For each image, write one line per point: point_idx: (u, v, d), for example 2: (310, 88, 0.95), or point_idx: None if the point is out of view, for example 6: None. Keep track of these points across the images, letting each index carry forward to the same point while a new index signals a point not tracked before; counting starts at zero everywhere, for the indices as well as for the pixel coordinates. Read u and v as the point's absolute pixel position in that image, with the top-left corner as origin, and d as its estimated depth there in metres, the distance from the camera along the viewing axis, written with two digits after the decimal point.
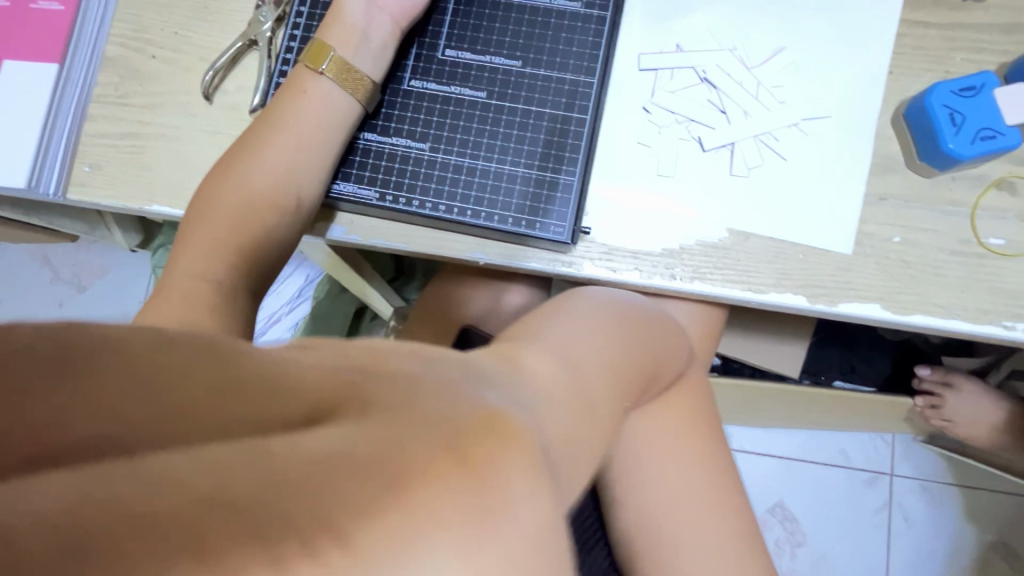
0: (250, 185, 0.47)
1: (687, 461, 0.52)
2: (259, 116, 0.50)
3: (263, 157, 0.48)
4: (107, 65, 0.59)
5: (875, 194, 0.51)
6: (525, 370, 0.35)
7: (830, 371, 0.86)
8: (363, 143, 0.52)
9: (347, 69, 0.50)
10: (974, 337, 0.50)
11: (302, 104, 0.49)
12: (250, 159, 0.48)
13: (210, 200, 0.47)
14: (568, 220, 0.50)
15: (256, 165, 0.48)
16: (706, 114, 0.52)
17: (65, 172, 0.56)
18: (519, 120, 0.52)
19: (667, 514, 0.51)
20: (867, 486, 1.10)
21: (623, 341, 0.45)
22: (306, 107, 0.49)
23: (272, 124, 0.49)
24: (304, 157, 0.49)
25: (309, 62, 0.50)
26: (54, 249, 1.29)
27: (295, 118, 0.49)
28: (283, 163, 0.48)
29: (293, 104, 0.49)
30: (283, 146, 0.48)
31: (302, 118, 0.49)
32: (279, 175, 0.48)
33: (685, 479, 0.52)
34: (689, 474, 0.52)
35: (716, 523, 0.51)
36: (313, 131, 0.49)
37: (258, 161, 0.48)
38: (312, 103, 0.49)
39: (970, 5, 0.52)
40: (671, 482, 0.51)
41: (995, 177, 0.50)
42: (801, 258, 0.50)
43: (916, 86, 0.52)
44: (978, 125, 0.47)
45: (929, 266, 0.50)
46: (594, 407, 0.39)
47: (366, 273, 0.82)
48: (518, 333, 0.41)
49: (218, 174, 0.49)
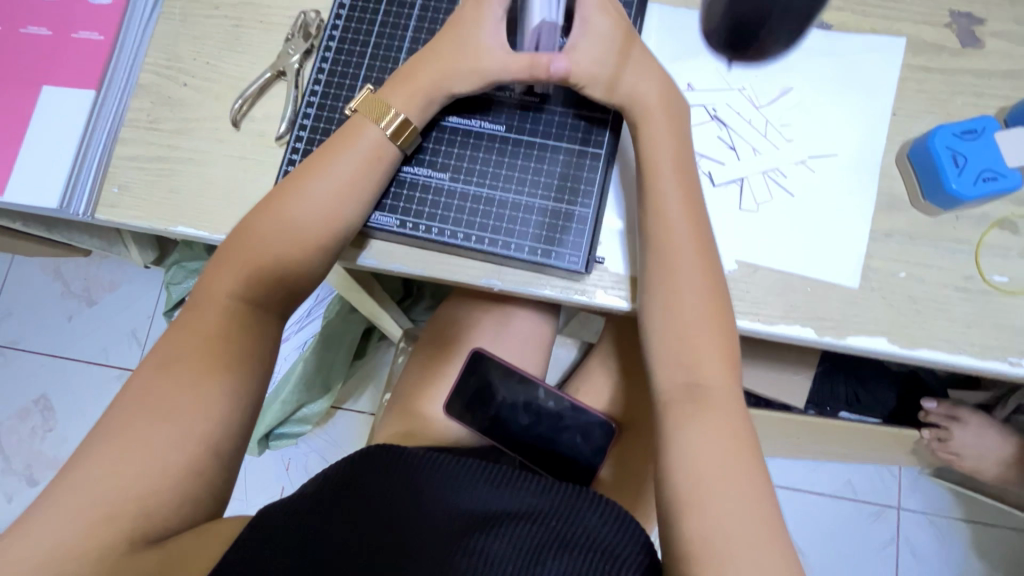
0: (295, 226, 0.47)
1: (734, 466, 0.44)
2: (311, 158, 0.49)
3: (312, 200, 0.48)
4: (139, 91, 0.61)
5: (881, 230, 0.52)
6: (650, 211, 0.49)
7: (836, 402, 0.87)
8: None
9: (400, 123, 0.50)
10: (980, 372, 0.50)
11: (354, 150, 0.49)
12: (298, 202, 0.48)
13: (253, 239, 0.47)
14: (582, 250, 0.52)
15: (303, 208, 0.48)
16: (716, 150, 0.54)
17: (95, 193, 0.59)
18: (536, 153, 0.54)
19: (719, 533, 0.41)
20: (874, 519, 1.09)
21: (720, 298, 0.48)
22: (358, 155, 0.49)
23: (321, 165, 0.49)
24: (351, 206, 0.49)
25: (364, 113, 0.50)
26: (68, 263, 1.31)
27: (344, 167, 0.49)
28: (331, 210, 0.48)
29: (345, 147, 0.49)
30: (329, 192, 0.48)
31: (352, 168, 0.49)
32: (324, 218, 0.48)
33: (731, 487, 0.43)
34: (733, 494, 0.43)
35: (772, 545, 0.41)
36: (360, 180, 0.49)
37: (305, 204, 0.48)
38: (364, 149, 0.49)
39: (969, 53, 0.55)
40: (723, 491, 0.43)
41: (997, 217, 0.52)
42: (809, 291, 0.52)
43: (918, 128, 0.54)
44: (979, 167, 0.49)
45: (934, 302, 0.51)
46: (713, 302, 0.48)
47: (378, 295, 0.84)
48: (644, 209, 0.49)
49: (268, 210, 0.48)
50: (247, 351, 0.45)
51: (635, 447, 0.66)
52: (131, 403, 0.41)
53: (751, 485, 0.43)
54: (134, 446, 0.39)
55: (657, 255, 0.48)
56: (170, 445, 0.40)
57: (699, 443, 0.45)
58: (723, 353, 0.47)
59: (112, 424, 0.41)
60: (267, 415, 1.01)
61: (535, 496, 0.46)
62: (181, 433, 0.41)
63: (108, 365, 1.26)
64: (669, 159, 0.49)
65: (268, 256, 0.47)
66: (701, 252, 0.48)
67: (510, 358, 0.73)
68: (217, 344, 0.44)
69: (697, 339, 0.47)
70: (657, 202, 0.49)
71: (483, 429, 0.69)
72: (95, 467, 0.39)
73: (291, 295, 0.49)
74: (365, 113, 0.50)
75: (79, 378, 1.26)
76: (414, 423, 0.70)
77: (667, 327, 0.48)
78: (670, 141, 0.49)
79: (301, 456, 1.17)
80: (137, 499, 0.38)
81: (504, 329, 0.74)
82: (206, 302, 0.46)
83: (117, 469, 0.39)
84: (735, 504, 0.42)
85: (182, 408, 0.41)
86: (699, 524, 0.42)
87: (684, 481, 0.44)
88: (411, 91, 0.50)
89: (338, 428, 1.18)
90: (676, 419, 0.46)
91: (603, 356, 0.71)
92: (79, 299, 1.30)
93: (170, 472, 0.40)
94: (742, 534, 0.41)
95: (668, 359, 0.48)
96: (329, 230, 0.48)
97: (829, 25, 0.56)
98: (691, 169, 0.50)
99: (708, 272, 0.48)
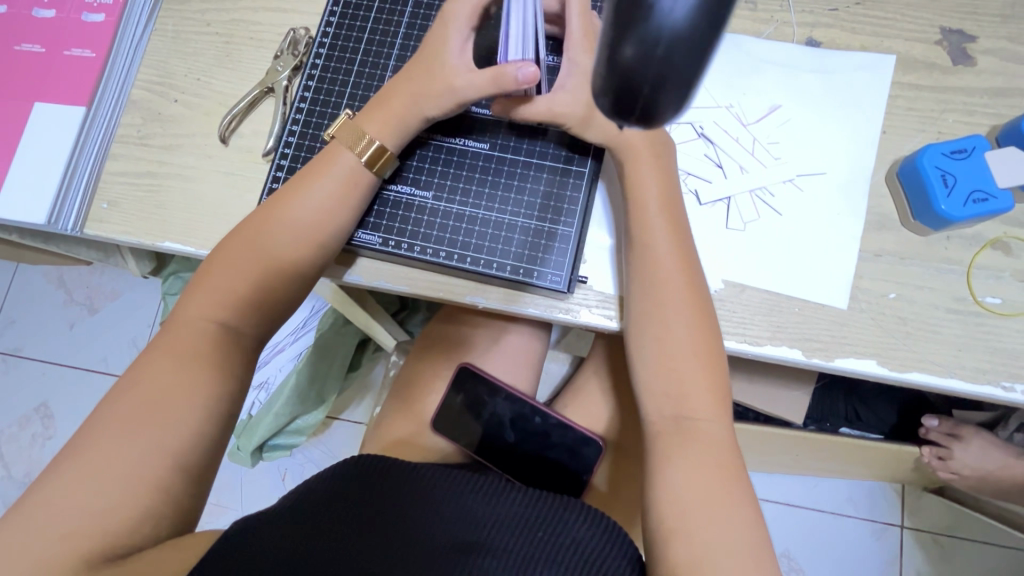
0: (274, 250, 0.48)
1: (716, 484, 0.43)
2: (290, 183, 0.49)
3: (290, 225, 0.48)
4: (131, 108, 0.62)
5: (870, 250, 0.52)
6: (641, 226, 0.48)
7: (835, 419, 0.85)
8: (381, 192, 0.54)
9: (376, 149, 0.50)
10: (973, 396, 0.49)
11: (332, 175, 0.49)
12: (278, 229, 0.48)
13: (230, 264, 0.47)
14: (565, 269, 0.51)
15: (281, 232, 0.48)
16: (703, 168, 0.54)
17: (85, 207, 0.59)
18: (519, 172, 0.53)
19: (708, 554, 0.41)
20: (876, 537, 1.07)
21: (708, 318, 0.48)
22: (336, 180, 0.49)
23: (299, 189, 0.49)
24: (331, 230, 0.49)
25: (340, 138, 0.50)
26: (70, 271, 1.31)
27: (321, 191, 0.49)
28: (311, 235, 0.48)
29: (326, 172, 0.49)
30: (307, 218, 0.48)
31: (329, 192, 0.49)
32: (304, 244, 0.48)
33: (715, 506, 0.42)
34: (716, 514, 0.42)
35: (756, 563, 0.41)
36: (338, 203, 0.49)
37: (286, 230, 0.48)
38: (341, 174, 0.49)
39: (961, 70, 0.54)
40: (709, 510, 0.42)
41: (990, 237, 0.51)
42: (797, 312, 0.51)
43: (908, 146, 0.53)
44: (969, 188, 0.48)
45: (926, 324, 0.50)
46: (701, 319, 0.47)
47: (372, 310, 0.84)
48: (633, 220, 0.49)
49: (246, 236, 0.48)
50: (224, 370, 0.45)
51: (623, 467, 0.65)
52: (102, 423, 0.41)
53: (736, 503, 0.43)
54: (103, 468, 0.39)
55: (642, 276, 0.48)
56: (141, 465, 0.40)
57: (683, 464, 0.44)
58: (707, 373, 0.46)
59: (84, 444, 0.40)
60: (259, 427, 1.00)
61: (521, 507, 0.45)
62: (152, 454, 0.40)
63: (107, 373, 1.26)
64: (656, 187, 0.49)
65: (244, 282, 0.47)
66: (684, 268, 0.48)
67: (500, 373, 0.73)
68: (192, 364, 0.44)
69: (685, 356, 0.46)
70: (644, 221, 0.48)
71: (471, 447, 0.68)
72: (61, 490, 0.38)
73: (270, 315, 0.48)
74: (343, 139, 0.50)
75: (78, 385, 1.26)
76: (402, 441, 0.69)
77: (651, 347, 0.47)
78: (655, 166, 0.49)
79: (296, 467, 1.17)
80: (105, 520, 0.38)
81: (495, 345, 0.74)
82: (185, 321, 0.46)
83: (84, 492, 0.38)
84: (719, 524, 0.42)
85: (153, 428, 0.41)
86: (683, 548, 0.41)
87: (668, 504, 0.43)
88: (384, 114, 0.50)
89: (334, 439, 1.18)
90: (660, 445, 0.46)
91: (593, 374, 0.70)
92: (81, 307, 1.30)
93: (139, 494, 0.39)
94: (729, 554, 0.41)
95: (654, 378, 0.47)
96: (308, 253, 0.48)
97: (818, 43, 0.56)
98: (676, 197, 0.50)
99: (693, 289, 0.48)
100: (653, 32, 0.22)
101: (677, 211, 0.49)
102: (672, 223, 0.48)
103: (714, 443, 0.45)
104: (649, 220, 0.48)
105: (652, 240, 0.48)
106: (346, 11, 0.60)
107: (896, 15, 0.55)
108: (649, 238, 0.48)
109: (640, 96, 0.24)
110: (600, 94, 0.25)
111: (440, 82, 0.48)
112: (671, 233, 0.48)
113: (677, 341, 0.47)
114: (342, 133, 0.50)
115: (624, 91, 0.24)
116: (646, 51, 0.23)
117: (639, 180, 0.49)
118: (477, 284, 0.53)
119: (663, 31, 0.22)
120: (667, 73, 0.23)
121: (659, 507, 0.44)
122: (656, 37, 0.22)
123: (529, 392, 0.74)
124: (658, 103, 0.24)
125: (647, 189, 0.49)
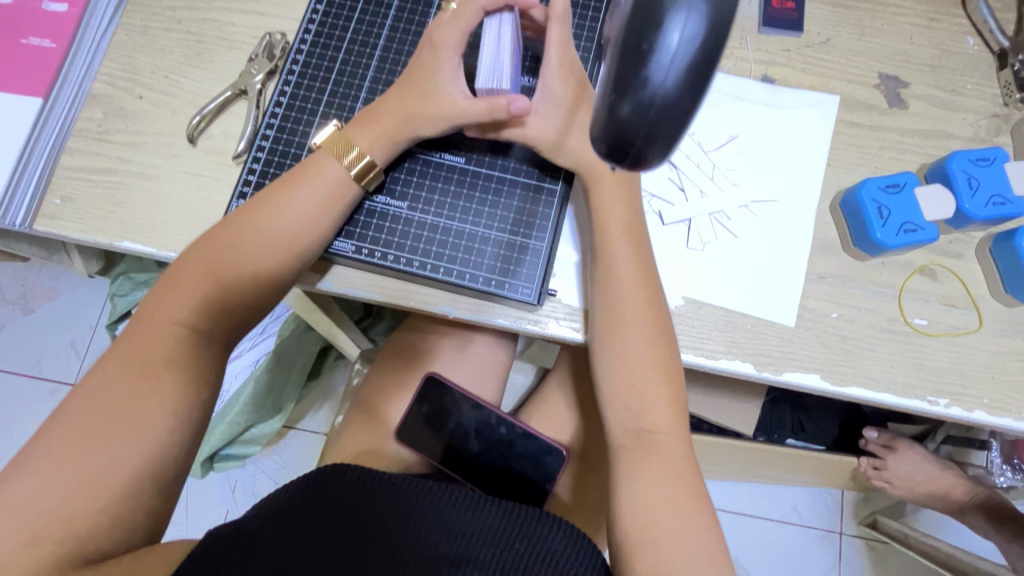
0: (249, 255, 0.47)
1: (675, 488, 0.46)
2: (270, 188, 0.49)
3: (269, 230, 0.48)
4: (92, 101, 0.60)
5: (815, 272, 0.56)
6: (608, 242, 0.51)
7: (782, 430, 0.90)
8: (368, 204, 0.54)
9: (360, 159, 0.50)
10: (903, 409, 0.54)
11: (316, 184, 0.49)
12: (252, 235, 0.47)
13: (200, 269, 0.46)
14: (536, 282, 0.53)
15: (259, 237, 0.47)
16: (667, 191, 0.57)
17: (35, 203, 0.56)
18: (494, 187, 0.55)
19: (673, 561, 0.43)
20: (818, 544, 1.13)
21: (670, 336, 0.50)
22: (319, 189, 0.49)
23: (279, 197, 0.48)
24: (308, 238, 0.49)
25: (324, 146, 0.50)
26: (4, 268, 1.23)
27: (297, 199, 0.48)
28: (289, 243, 0.48)
29: (306, 179, 0.49)
30: (284, 226, 0.48)
31: (307, 199, 0.49)
32: (279, 252, 0.48)
33: (676, 512, 0.45)
34: (676, 517, 0.44)
35: (713, 562, 0.43)
36: (315, 210, 0.49)
37: (261, 237, 0.47)
38: (322, 183, 0.49)
39: (896, 112, 0.59)
40: (669, 514, 0.45)
41: (919, 265, 0.56)
42: (749, 328, 0.54)
43: (850, 179, 0.58)
44: (902, 219, 0.53)
45: (863, 342, 0.54)
46: (663, 334, 0.50)
47: (337, 315, 0.82)
48: (602, 235, 0.51)
49: (218, 240, 0.48)
50: (187, 375, 0.44)
51: (586, 475, 0.67)
52: (56, 430, 0.39)
53: (697, 507, 0.45)
54: (53, 476, 0.37)
55: (608, 291, 0.50)
56: (95, 473, 0.38)
57: (643, 475, 0.47)
58: (667, 385, 0.49)
59: (37, 452, 0.39)
60: (211, 436, 0.97)
61: (492, 515, 0.46)
62: (106, 462, 0.39)
63: (42, 378, 1.18)
64: (621, 210, 0.51)
65: (215, 288, 0.46)
66: (646, 285, 0.50)
67: (466, 383, 0.73)
68: (153, 369, 0.43)
69: (648, 370, 0.49)
70: (609, 239, 0.51)
71: (435, 457, 0.67)
72: (10, 499, 0.36)
73: (238, 320, 0.48)
74: (327, 149, 0.50)
75: (7, 391, 1.18)
76: (367, 451, 0.68)
77: (615, 360, 0.49)
78: (622, 188, 0.51)
79: (247, 478, 1.13)
80: (57, 529, 0.36)
81: (461, 354, 0.74)
82: (149, 326, 0.45)
83: (35, 503, 0.36)
84: (679, 529, 0.44)
85: (113, 434, 0.40)
86: (650, 555, 0.43)
87: (635, 513, 0.45)
88: (371, 128, 0.50)
89: (290, 450, 1.14)
90: (625, 458, 0.48)
91: (558, 385, 0.72)
92: (15, 306, 1.22)
93: (95, 504, 0.38)
94: (692, 558, 0.43)
95: (619, 392, 0.49)
96: (284, 262, 0.48)
97: (773, 80, 0.60)
98: (639, 219, 0.52)
99: (654, 305, 0.50)
100: (646, 98, 0.28)
101: (641, 230, 0.52)
102: (636, 241, 0.51)
103: (671, 452, 0.47)
104: (615, 237, 0.51)
105: (619, 256, 0.50)
106: (326, 20, 0.60)
107: (841, 60, 0.61)
108: (615, 254, 0.50)
109: (633, 147, 0.28)
110: (597, 140, 0.30)
111: (435, 105, 0.49)
112: (637, 250, 0.51)
113: (641, 356, 0.49)
114: (325, 142, 0.50)
115: (620, 141, 0.28)
116: (640, 112, 0.28)
117: (610, 199, 0.51)
118: (450, 296, 0.54)
119: (655, 100, 0.28)
120: (656, 131, 0.28)
121: (627, 515, 0.46)
122: (648, 102, 0.28)
123: (493, 402, 0.75)
124: (646, 154, 0.29)
125: (616, 208, 0.51)
